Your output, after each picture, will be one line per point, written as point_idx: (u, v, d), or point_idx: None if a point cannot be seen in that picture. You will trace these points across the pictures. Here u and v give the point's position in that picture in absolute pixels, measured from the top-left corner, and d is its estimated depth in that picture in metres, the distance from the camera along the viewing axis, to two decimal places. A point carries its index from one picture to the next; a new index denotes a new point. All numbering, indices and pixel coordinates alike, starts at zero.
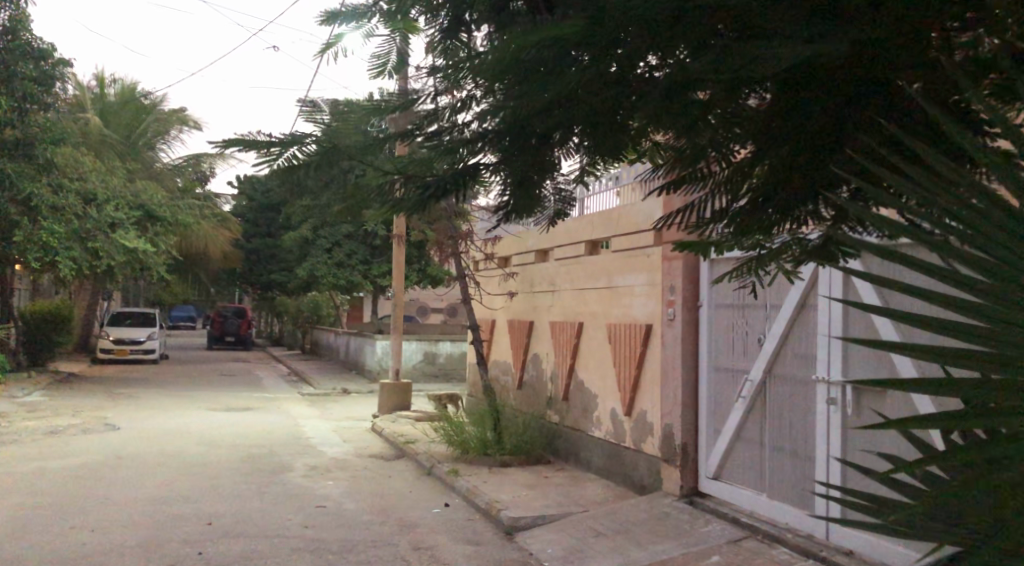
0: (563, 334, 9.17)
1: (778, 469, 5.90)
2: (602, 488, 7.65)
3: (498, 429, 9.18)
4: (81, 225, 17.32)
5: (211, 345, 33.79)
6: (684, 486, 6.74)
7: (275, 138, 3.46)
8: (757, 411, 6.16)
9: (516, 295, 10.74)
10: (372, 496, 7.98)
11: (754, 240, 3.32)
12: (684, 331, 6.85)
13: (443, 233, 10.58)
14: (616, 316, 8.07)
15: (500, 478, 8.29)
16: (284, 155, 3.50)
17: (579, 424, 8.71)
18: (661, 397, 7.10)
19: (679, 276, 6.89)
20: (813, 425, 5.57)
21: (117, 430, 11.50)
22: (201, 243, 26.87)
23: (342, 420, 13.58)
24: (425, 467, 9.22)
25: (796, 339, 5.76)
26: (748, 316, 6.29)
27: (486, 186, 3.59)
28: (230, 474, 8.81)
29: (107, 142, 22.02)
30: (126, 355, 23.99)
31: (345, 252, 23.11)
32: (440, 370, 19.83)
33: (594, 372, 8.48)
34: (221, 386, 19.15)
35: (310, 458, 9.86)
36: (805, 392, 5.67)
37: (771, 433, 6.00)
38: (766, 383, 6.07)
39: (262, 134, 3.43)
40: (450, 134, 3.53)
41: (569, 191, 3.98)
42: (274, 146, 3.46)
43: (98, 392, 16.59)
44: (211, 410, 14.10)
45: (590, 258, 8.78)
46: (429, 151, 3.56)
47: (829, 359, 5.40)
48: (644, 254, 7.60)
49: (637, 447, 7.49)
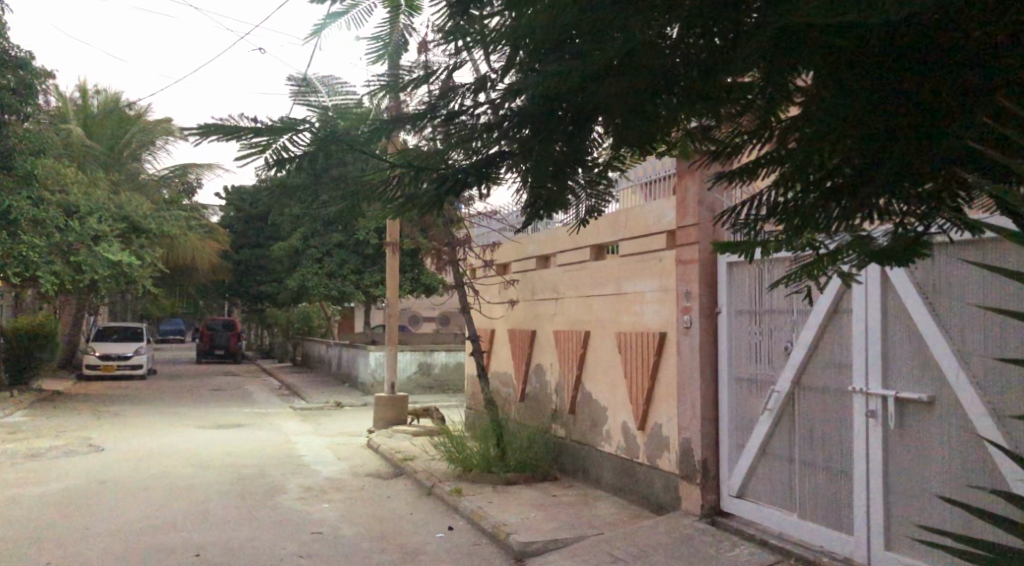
0: (568, 343, 8.74)
1: (809, 488, 5.50)
2: (615, 508, 7.21)
3: (502, 445, 8.71)
4: (62, 238, 16.74)
5: (201, 358, 33.18)
6: (705, 505, 6.33)
7: (263, 121, 2.87)
8: (785, 425, 5.76)
9: (517, 304, 10.30)
10: (371, 520, 7.51)
11: (807, 238, 2.94)
12: (702, 340, 6.44)
13: (440, 240, 10.13)
14: (626, 324, 7.67)
15: (506, 498, 7.83)
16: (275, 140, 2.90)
17: (587, 438, 8.27)
18: (677, 410, 6.69)
19: (694, 281, 6.48)
20: (849, 440, 5.17)
21: (101, 452, 11.00)
22: (189, 255, 26.32)
23: (336, 435, 13.09)
24: (426, 486, 8.76)
25: (827, 348, 5.38)
26: (771, 321, 5.90)
27: (503, 181, 3.39)
28: (220, 498, 8.32)
29: (91, 153, 21.48)
30: (113, 371, 23.37)
31: (336, 261, 22.62)
32: (434, 381, 19.35)
33: (603, 384, 8.06)
34: (211, 402, 18.59)
35: (304, 479, 9.38)
36: (840, 404, 5.27)
37: (800, 447, 5.61)
38: (794, 394, 5.67)
39: (245, 116, 2.84)
40: (468, 117, 3.26)
41: (600, 180, 3.62)
42: (261, 134, 2.88)
43: (82, 410, 16.05)
44: (200, 429, 13.58)
45: (596, 263, 8.39)
46: (442, 140, 3.28)
47: (867, 367, 5.02)
48: (655, 257, 7.19)
49: (652, 462, 7.08)
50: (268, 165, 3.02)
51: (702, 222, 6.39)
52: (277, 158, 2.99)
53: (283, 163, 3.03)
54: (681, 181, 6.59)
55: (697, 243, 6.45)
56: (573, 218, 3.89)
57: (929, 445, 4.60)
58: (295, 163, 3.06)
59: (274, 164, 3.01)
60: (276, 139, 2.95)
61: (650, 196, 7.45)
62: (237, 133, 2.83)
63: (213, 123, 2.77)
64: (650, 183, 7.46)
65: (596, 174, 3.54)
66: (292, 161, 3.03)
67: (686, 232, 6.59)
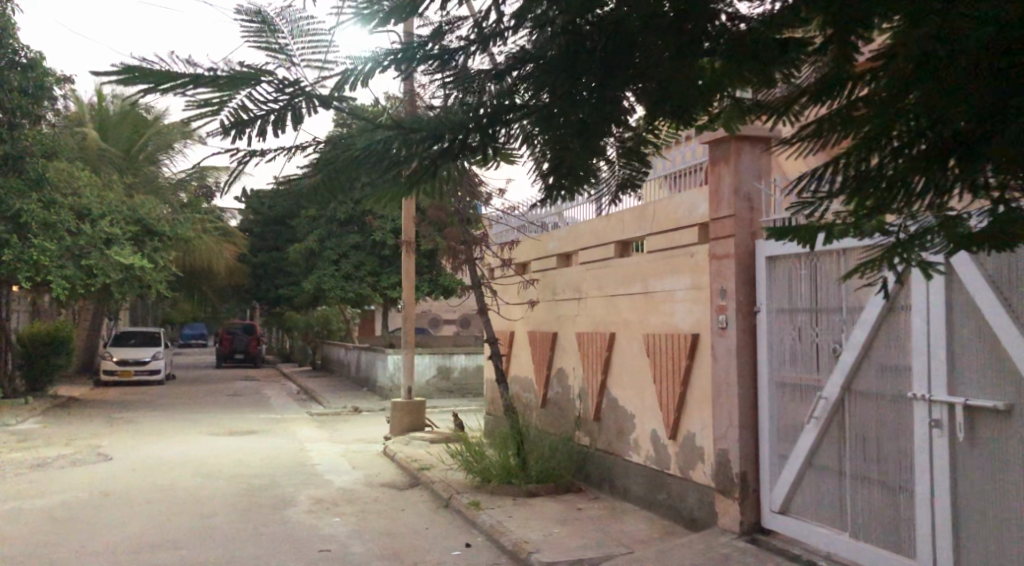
0: (592, 345, 8.25)
1: (861, 504, 4.95)
2: (644, 523, 6.71)
3: (522, 454, 8.21)
4: (74, 241, 16.48)
5: (220, 362, 33.02)
6: (744, 522, 5.80)
7: (203, 66, 2.18)
8: (834, 436, 5.22)
9: (537, 305, 9.82)
10: (383, 536, 7.05)
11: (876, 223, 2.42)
12: (740, 342, 5.92)
13: (456, 239, 9.69)
14: (655, 325, 7.15)
15: (526, 511, 7.34)
16: (224, 95, 2.25)
17: (613, 446, 7.78)
18: (713, 418, 6.17)
19: (731, 278, 5.96)
20: (909, 455, 4.61)
21: (109, 462, 10.64)
22: (206, 259, 26.08)
23: (352, 442, 12.66)
24: (442, 498, 8.28)
25: (881, 348, 4.85)
26: (815, 320, 5.38)
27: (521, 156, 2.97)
28: (226, 512, 7.91)
29: (105, 156, 21.27)
30: (131, 376, 23.17)
31: (353, 263, 22.24)
32: (454, 385, 18.89)
33: (630, 388, 7.56)
34: (227, 407, 18.26)
35: (316, 490, 8.94)
36: (897, 412, 4.72)
37: (851, 460, 5.06)
38: (843, 401, 5.13)
39: (180, 59, 2.16)
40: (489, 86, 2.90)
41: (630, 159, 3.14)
42: (205, 87, 2.20)
43: (95, 417, 15.75)
44: (214, 436, 13.21)
45: (620, 260, 7.91)
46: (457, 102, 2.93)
47: (929, 368, 4.46)
48: (685, 253, 6.68)
49: (684, 475, 6.57)
50: (226, 131, 2.34)
51: (739, 214, 5.93)
52: (236, 120, 2.31)
53: (245, 126, 2.34)
54: (714, 170, 6.13)
55: (733, 236, 5.96)
56: (600, 196, 3.42)
57: (1005, 462, 4.03)
58: (261, 128, 2.37)
59: (232, 129, 2.33)
60: (231, 95, 2.27)
61: (678, 187, 6.99)
62: (176, 84, 2.15)
63: (137, 66, 2.09)
64: (677, 174, 6.99)
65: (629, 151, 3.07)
66: (257, 124, 2.36)
67: (720, 225, 6.10)
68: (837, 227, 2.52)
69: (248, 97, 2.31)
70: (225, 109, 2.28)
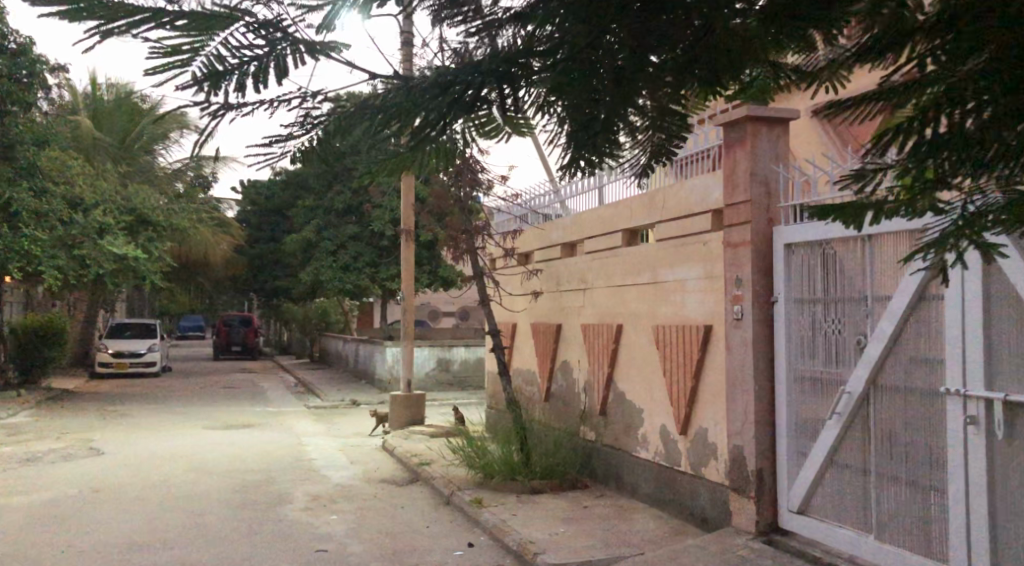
0: (597, 338, 7.97)
1: (887, 504, 4.69)
2: (653, 522, 6.45)
3: (526, 449, 7.94)
4: (66, 231, 16.19)
5: (217, 354, 32.79)
6: (760, 521, 5.54)
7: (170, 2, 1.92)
8: (858, 433, 4.94)
9: (541, 295, 9.54)
10: (381, 534, 6.80)
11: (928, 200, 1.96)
12: (756, 332, 5.65)
13: (456, 228, 9.41)
14: (665, 316, 6.88)
15: (531, 508, 7.08)
16: (196, 40, 2.01)
17: (620, 442, 7.52)
18: (727, 414, 5.91)
19: (746, 267, 5.69)
20: (941, 454, 4.34)
21: (100, 456, 10.36)
22: (202, 249, 25.76)
23: (351, 436, 12.40)
24: (444, 495, 8.02)
25: (910, 341, 4.58)
26: (840, 310, 5.12)
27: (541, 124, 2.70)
28: (219, 509, 7.65)
29: (99, 145, 20.94)
30: (126, 368, 22.90)
31: (351, 254, 21.93)
32: (453, 378, 18.63)
33: (637, 382, 7.30)
34: (224, 400, 17.98)
35: (313, 486, 8.69)
36: (926, 408, 4.46)
37: (876, 458, 4.79)
38: (868, 396, 4.86)
39: None
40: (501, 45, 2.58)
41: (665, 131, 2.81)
42: (173, 29, 1.95)
43: (89, 410, 15.47)
44: (209, 429, 12.94)
45: (628, 249, 7.63)
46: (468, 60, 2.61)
47: (964, 361, 4.19)
48: (697, 241, 6.41)
49: (696, 472, 6.31)
50: (197, 84, 2.06)
51: (755, 199, 5.66)
52: (211, 72, 2.05)
53: (220, 79, 2.07)
54: (728, 154, 5.86)
55: (749, 223, 5.69)
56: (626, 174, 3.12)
57: None
58: (239, 81, 2.11)
59: (205, 81, 2.06)
60: (204, 40, 2.04)
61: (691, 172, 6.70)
62: (136, 20, 1.88)
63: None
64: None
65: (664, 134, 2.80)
66: (234, 78, 2.11)
67: (735, 211, 5.83)
68: (888, 205, 2.02)
69: (223, 42, 2.06)
70: (198, 57, 2.02)
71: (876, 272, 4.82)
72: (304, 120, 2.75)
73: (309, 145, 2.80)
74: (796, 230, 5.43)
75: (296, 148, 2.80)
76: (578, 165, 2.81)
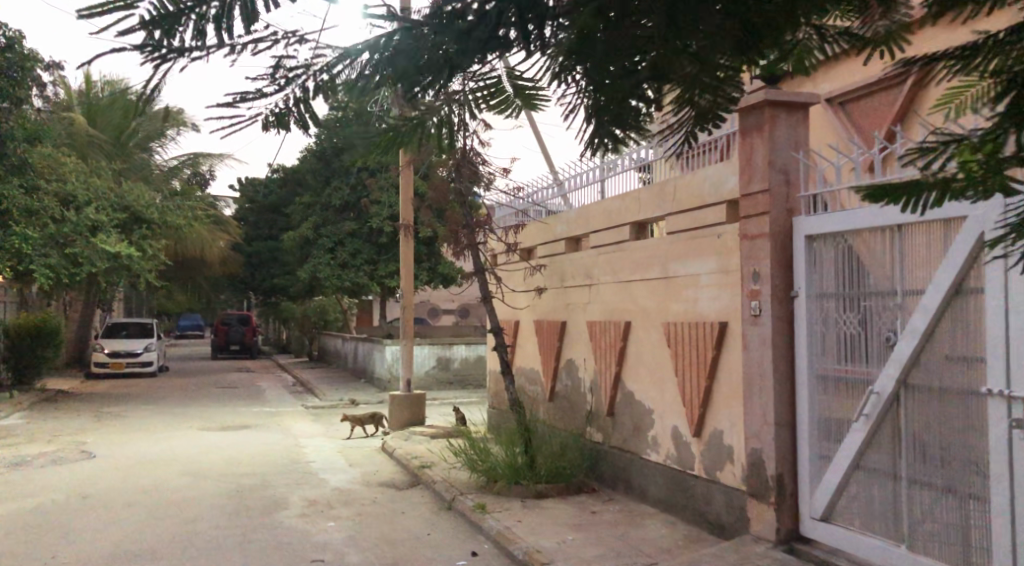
0: (604, 336, 7.67)
1: (920, 512, 4.39)
2: (665, 528, 6.16)
3: (531, 452, 7.65)
4: (58, 229, 15.84)
5: (216, 353, 32.50)
6: (781, 529, 5.23)
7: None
8: (887, 436, 4.63)
9: (544, 292, 9.24)
10: (381, 543, 6.49)
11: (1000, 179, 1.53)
12: (775, 330, 5.34)
13: (456, 223, 9.09)
14: (676, 313, 6.57)
15: (537, 514, 6.79)
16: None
17: (629, 444, 7.23)
18: (744, 415, 5.61)
19: (765, 260, 5.38)
20: (983, 459, 4.04)
21: (93, 459, 10.08)
22: (199, 247, 25.45)
23: (349, 437, 12.09)
24: (445, 499, 7.72)
25: (945, 337, 4.28)
26: (868, 306, 4.80)
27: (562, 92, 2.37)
28: (212, 516, 7.35)
29: (94, 141, 20.60)
30: (123, 368, 22.59)
31: (349, 252, 21.62)
32: (454, 376, 18.33)
33: (647, 382, 7.00)
34: (220, 400, 17.67)
35: (310, 490, 8.38)
36: (963, 409, 4.16)
37: (907, 463, 4.49)
38: (898, 396, 4.55)
39: None
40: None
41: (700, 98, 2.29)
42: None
43: (83, 411, 15.19)
44: (205, 431, 12.63)
45: (636, 243, 7.33)
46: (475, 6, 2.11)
47: (1007, 359, 3.89)
48: (711, 234, 6.11)
49: (711, 477, 6.02)
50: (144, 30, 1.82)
51: (774, 188, 5.35)
52: (162, 14, 1.81)
53: (173, 22, 1.84)
54: (745, 140, 5.56)
55: (768, 213, 5.37)
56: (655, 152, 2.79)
57: None
58: (194, 25, 1.88)
59: (155, 27, 1.82)
60: None
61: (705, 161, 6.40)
62: None
63: None
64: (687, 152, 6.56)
65: (711, 97, 2.28)
66: (190, 21, 1.87)
67: (751, 201, 5.52)
68: (957, 183, 1.56)
69: None
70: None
71: (906, 265, 4.52)
72: (276, 72, 2.26)
73: (287, 106, 2.32)
74: (818, 221, 5.12)
75: (268, 112, 2.29)
76: (600, 141, 2.50)
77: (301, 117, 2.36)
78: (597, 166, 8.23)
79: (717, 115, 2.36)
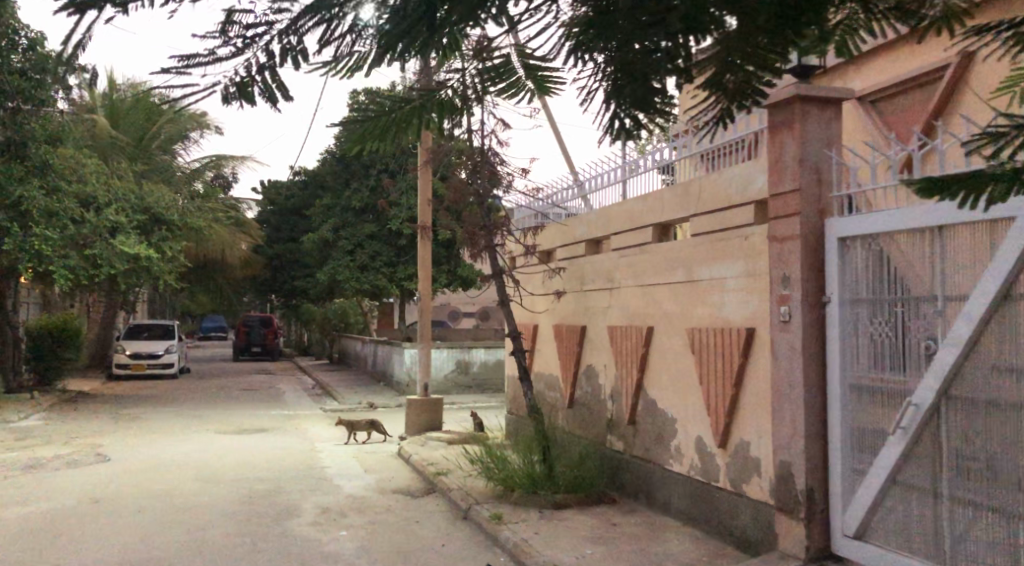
0: (626, 342, 7.43)
1: (965, 532, 4.09)
2: (688, 542, 5.90)
3: (549, 460, 7.42)
4: (78, 230, 15.88)
5: (237, 355, 32.59)
6: (811, 546, 4.96)
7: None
8: (925, 451, 4.34)
9: (563, 296, 9.03)
10: (393, 553, 6.29)
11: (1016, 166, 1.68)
12: (805, 337, 5.07)
13: (474, 224, 8.89)
14: (700, 318, 6.33)
15: (554, 526, 6.55)
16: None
17: (651, 453, 6.98)
18: (773, 426, 5.34)
19: (796, 264, 5.10)
20: None
21: (106, 463, 9.98)
22: (219, 249, 25.52)
23: (365, 442, 11.93)
24: (461, 508, 7.51)
25: (992, 345, 3.98)
26: (904, 312, 4.53)
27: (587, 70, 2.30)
28: (222, 523, 7.20)
29: (116, 144, 20.69)
30: (143, 370, 22.64)
31: (368, 254, 21.52)
32: (473, 380, 18.14)
33: (670, 389, 6.76)
34: (239, 403, 17.61)
35: (323, 497, 8.22)
36: (1011, 422, 3.87)
37: (948, 480, 4.21)
38: (939, 408, 4.25)
39: None
40: None
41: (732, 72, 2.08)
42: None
43: (100, 413, 15.15)
44: (221, 434, 12.53)
45: (658, 245, 7.09)
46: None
47: None
48: (738, 236, 5.84)
49: (736, 489, 5.76)
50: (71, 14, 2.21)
51: (804, 188, 5.10)
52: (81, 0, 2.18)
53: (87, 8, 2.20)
54: (774, 138, 5.32)
55: (798, 214, 5.11)
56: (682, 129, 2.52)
57: None
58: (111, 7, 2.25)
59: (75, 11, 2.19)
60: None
61: (731, 162, 6.16)
62: None
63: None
64: (712, 152, 6.32)
65: (741, 78, 2.09)
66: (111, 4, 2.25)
67: (781, 201, 5.26)
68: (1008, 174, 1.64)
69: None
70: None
71: (946, 269, 4.25)
72: (229, 31, 2.33)
73: (246, 73, 2.44)
74: (852, 222, 4.86)
75: (228, 80, 2.43)
76: (618, 127, 2.37)
77: (267, 89, 2.50)
78: (618, 166, 8.03)
79: (754, 89, 2.14)
